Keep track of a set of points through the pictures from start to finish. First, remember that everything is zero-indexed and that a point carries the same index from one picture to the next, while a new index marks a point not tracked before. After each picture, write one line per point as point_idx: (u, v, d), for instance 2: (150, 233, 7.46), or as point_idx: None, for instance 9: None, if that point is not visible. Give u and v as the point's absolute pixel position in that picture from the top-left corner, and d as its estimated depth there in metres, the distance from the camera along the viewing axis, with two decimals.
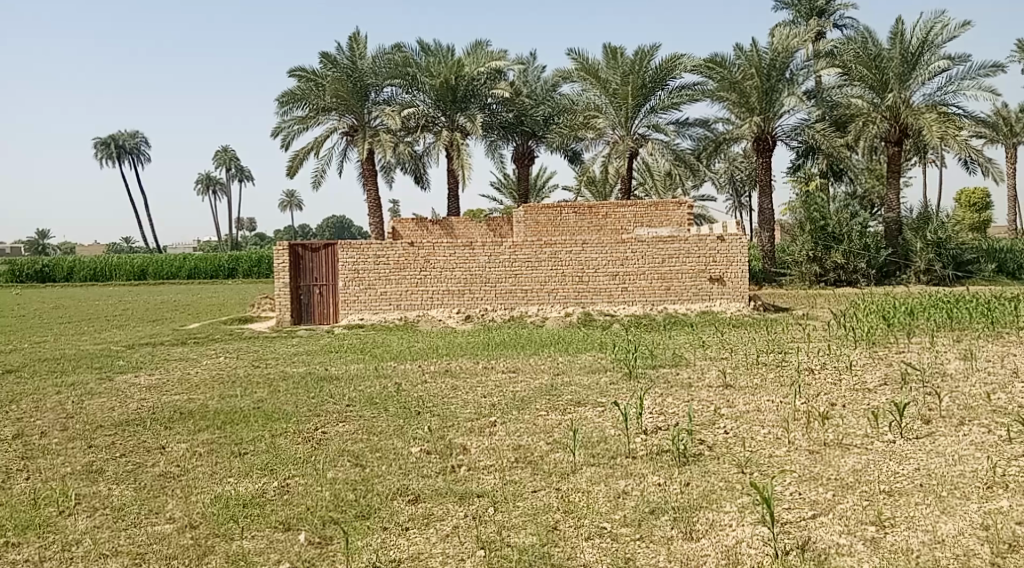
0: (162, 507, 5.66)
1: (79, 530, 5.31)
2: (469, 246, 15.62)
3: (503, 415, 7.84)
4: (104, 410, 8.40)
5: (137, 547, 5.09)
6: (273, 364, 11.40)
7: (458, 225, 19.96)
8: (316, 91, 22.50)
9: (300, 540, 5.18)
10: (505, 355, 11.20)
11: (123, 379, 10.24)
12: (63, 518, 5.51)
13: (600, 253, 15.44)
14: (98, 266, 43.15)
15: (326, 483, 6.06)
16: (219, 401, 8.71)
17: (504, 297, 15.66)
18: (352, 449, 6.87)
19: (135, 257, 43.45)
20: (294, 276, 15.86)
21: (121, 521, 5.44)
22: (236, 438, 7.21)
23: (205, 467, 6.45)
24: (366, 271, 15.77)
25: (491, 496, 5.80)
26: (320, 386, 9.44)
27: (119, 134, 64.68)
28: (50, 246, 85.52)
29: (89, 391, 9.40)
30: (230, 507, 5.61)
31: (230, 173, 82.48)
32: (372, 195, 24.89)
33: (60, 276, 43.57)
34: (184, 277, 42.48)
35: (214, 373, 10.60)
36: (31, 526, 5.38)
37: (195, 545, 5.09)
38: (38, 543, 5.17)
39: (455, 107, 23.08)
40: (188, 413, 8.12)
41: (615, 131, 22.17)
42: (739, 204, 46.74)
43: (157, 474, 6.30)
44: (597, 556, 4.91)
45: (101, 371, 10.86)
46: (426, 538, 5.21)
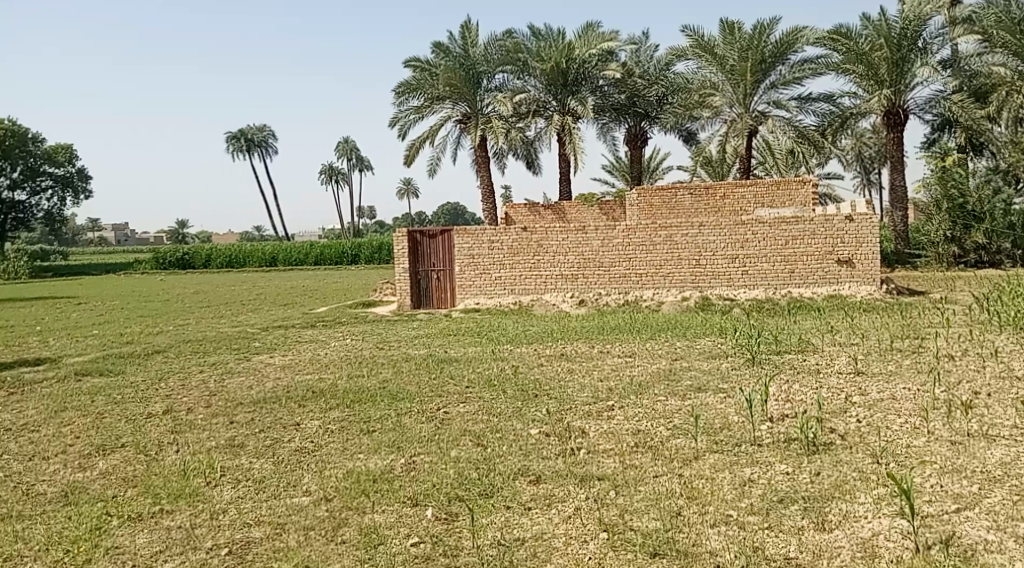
0: (298, 481, 5.87)
1: (225, 501, 5.56)
2: (582, 229, 15.54)
3: (622, 399, 7.77)
4: (243, 388, 8.83)
5: (278, 517, 5.28)
6: (396, 345, 11.68)
7: (570, 209, 19.91)
8: (431, 81, 22.99)
9: (428, 515, 5.26)
10: (623, 339, 11.10)
11: (260, 359, 10.72)
12: (210, 489, 5.76)
13: (719, 236, 15.07)
14: (233, 254, 45.35)
15: (450, 462, 6.16)
16: (347, 380, 8.99)
17: (619, 281, 15.49)
18: (473, 430, 6.94)
19: (267, 245, 45.42)
20: (413, 261, 16.29)
21: (263, 492, 5.68)
22: (365, 416, 7.42)
23: (337, 443, 6.66)
24: (481, 256, 15.95)
25: (612, 480, 5.75)
26: (440, 368, 9.61)
27: (248, 127, 67.67)
28: (190, 236, 90.53)
29: (229, 370, 9.88)
30: (362, 482, 5.78)
31: (352, 163, 85.01)
32: (485, 182, 25.10)
33: (199, 263, 45.71)
34: (311, 264, 44.13)
35: (342, 354, 10.97)
36: (182, 495, 5.63)
37: (330, 516, 5.26)
38: (189, 511, 5.40)
39: (567, 91, 22.87)
40: (319, 392, 8.42)
41: (733, 110, 21.52)
42: (869, 182, 44.74)
43: (293, 449, 6.55)
44: (723, 544, 4.80)
45: (240, 351, 11.41)
46: (548, 518, 5.22)
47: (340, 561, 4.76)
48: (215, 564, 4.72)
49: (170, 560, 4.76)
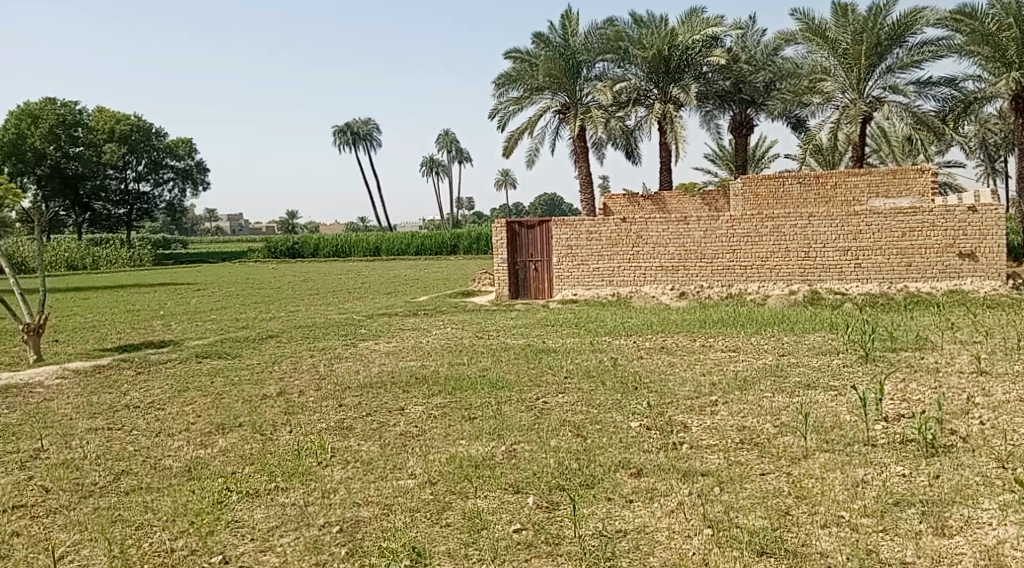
0: (403, 464, 5.98)
1: (335, 480, 5.72)
2: (684, 220, 15.29)
3: (726, 394, 7.61)
4: (351, 372, 9.07)
5: (385, 498, 5.40)
6: (496, 335, 11.76)
7: (671, 200, 19.61)
8: (530, 72, 23.05)
9: (530, 502, 5.28)
10: (728, 333, 10.88)
11: (366, 345, 10.98)
12: (321, 469, 5.94)
13: (830, 228, 14.57)
14: (340, 243, 46.60)
15: (551, 451, 6.16)
16: (448, 368, 9.12)
17: (721, 273, 15.19)
18: (573, 420, 6.92)
19: (372, 235, 46.53)
20: (511, 252, 16.39)
21: (370, 473, 5.82)
22: (466, 403, 7.51)
23: (440, 429, 6.76)
24: (579, 247, 15.90)
25: (717, 476, 5.65)
26: (540, 358, 9.63)
27: (354, 121, 69.36)
28: (298, 226, 93.46)
29: (337, 355, 10.17)
30: (464, 467, 5.85)
31: (453, 155, 86.05)
32: (584, 172, 24.97)
33: (307, 252, 47.13)
34: (413, 253, 44.93)
35: (444, 342, 11.12)
36: (296, 474, 5.82)
37: (435, 499, 5.35)
38: (302, 489, 5.57)
39: (669, 79, 22.46)
40: (422, 378, 8.57)
41: (845, 95, 20.76)
42: (991, 170, 42.45)
43: (398, 433, 6.68)
44: (835, 545, 4.65)
45: (348, 337, 11.72)
46: (650, 512, 5.17)
47: (446, 544, 4.81)
48: (327, 540, 4.85)
49: (285, 535, 4.91)
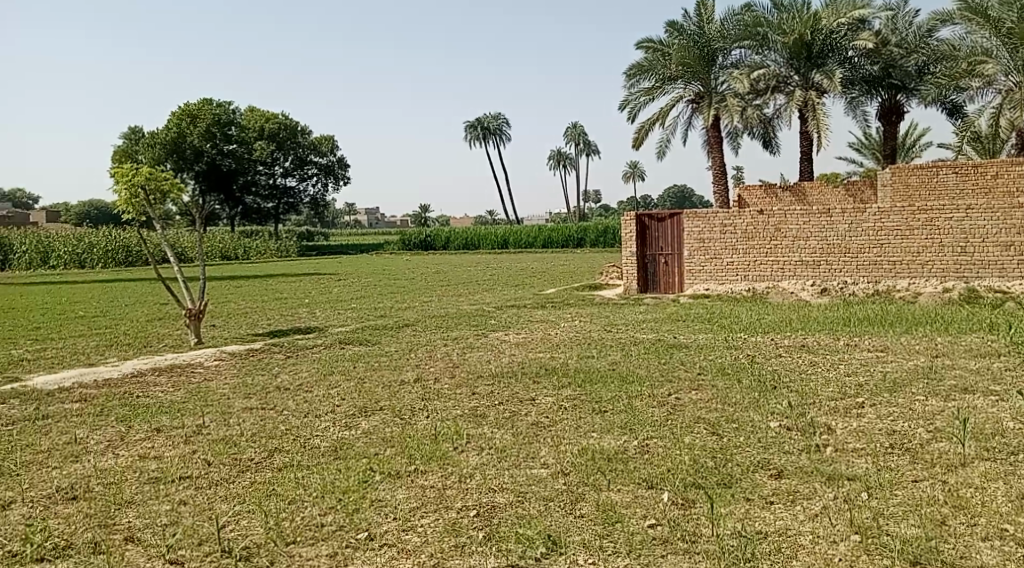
0: (536, 453, 6.02)
1: (471, 466, 5.81)
2: (827, 212, 14.72)
3: (873, 396, 7.28)
4: (483, 362, 9.21)
5: (519, 486, 5.45)
6: (625, 329, 11.68)
7: (811, 192, 18.91)
8: (663, 62, 22.67)
9: (664, 498, 5.21)
10: (872, 332, 10.40)
11: (496, 336, 11.13)
12: (457, 453, 6.06)
13: (990, 222, 13.68)
14: (469, 236, 47.46)
15: (685, 448, 6.06)
16: (578, 360, 9.13)
17: (867, 269, 14.52)
18: (708, 418, 6.78)
19: (500, 228, 47.16)
20: (641, 245, 16.25)
21: (505, 461, 5.88)
22: (597, 396, 7.49)
23: (571, 420, 6.77)
24: (713, 240, 15.57)
25: (864, 481, 5.41)
26: (672, 353, 9.49)
27: (485, 116, 70.40)
28: (429, 220, 95.76)
29: (468, 345, 10.36)
30: (597, 460, 5.83)
31: (581, 148, 85.97)
32: (718, 164, 24.39)
33: (439, 245, 48.19)
34: (540, 246, 45.23)
35: (573, 335, 11.13)
36: (434, 457, 5.96)
37: (568, 490, 5.35)
38: (440, 472, 5.69)
39: (811, 64, 21.68)
40: (552, 370, 8.61)
41: (1009, 78, 19.46)
42: None
43: (530, 423, 6.73)
44: (999, 560, 4.38)
45: (478, 328, 11.91)
46: (793, 514, 5.00)
47: (582, 534, 4.77)
48: (465, 523, 4.91)
49: (426, 516, 5.02)
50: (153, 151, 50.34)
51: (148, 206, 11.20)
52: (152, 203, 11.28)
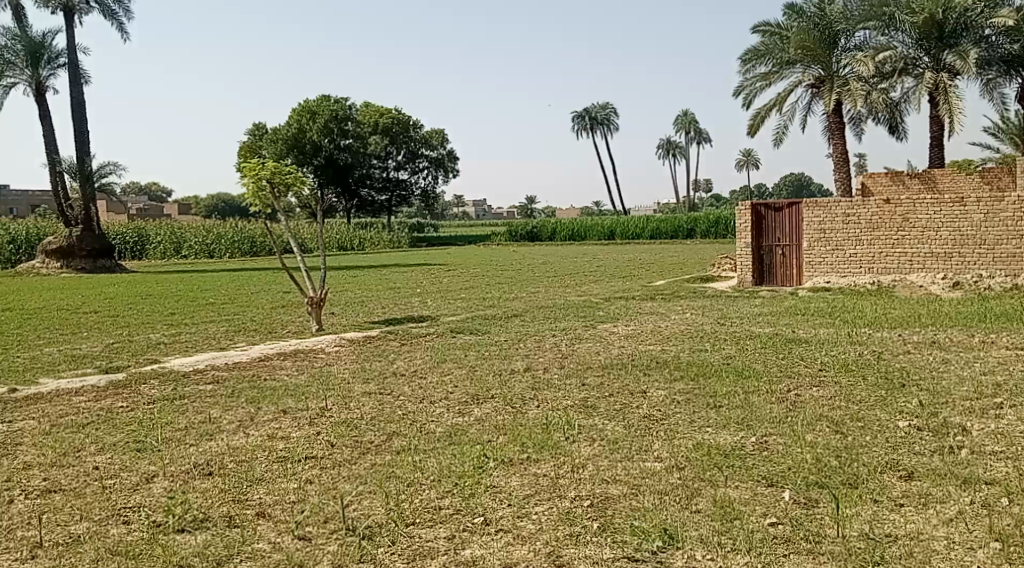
0: (650, 446, 5.97)
1: (584, 456, 5.80)
2: (960, 201, 13.98)
3: (1011, 397, 6.88)
4: (593, 353, 9.17)
5: (633, 478, 5.40)
6: (739, 322, 11.40)
7: (941, 180, 17.99)
8: (781, 46, 22.38)
9: (785, 497, 5.06)
10: (1006, 328, 9.83)
11: (605, 327, 11.06)
12: (570, 444, 6.05)
13: None
14: (575, 227, 47.37)
15: (806, 446, 5.88)
16: (691, 353, 8.98)
17: (1004, 262, 13.72)
18: (831, 415, 6.55)
19: (608, 219, 46.89)
20: (757, 236, 15.78)
21: (618, 453, 5.85)
22: (712, 390, 7.35)
23: (685, 414, 6.67)
24: (834, 231, 15.01)
25: (1004, 486, 5.12)
26: (790, 348, 9.22)
27: (593, 106, 70.11)
28: (536, 211, 96.07)
29: (577, 336, 10.33)
30: (713, 455, 5.72)
31: (692, 137, 84.47)
32: (839, 151, 23.51)
33: (546, 236, 48.26)
34: (648, 238, 44.77)
35: (685, 327, 10.95)
36: (547, 446, 5.98)
37: (683, 485, 5.27)
38: (553, 462, 5.70)
39: (942, 45, 20.49)
40: (665, 362, 8.50)
41: None
42: None
43: (642, 415, 6.67)
44: None
45: (586, 319, 11.86)
46: (925, 518, 4.78)
47: (699, 529, 4.69)
48: (579, 513, 4.90)
49: (540, 504, 5.03)
50: (275, 146, 52.29)
51: (273, 199, 11.62)
52: (277, 197, 11.69)
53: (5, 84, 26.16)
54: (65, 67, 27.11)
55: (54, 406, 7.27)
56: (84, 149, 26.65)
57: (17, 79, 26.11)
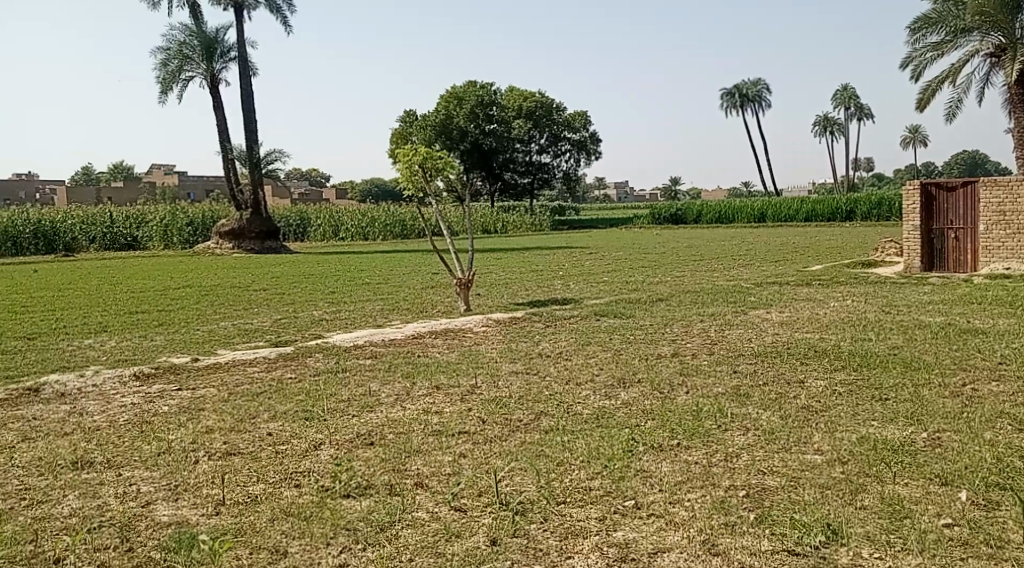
0: (809, 438, 5.76)
1: (738, 445, 5.66)
2: None
3: None
4: (744, 339, 8.93)
5: (792, 470, 5.23)
6: (905, 310, 10.79)
7: None
8: (955, 13, 20.77)
9: (961, 498, 4.76)
10: None
11: (757, 313, 10.74)
12: (723, 432, 5.92)
13: None
14: (723, 209, 46.20)
15: (984, 444, 5.50)
16: (853, 342, 8.59)
17: None
18: (1013, 413, 6.10)
19: (758, 201, 45.46)
20: (926, 219, 14.85)
21: (775, 443, 5.67)
22: (876, 382, 6.99)
23: (847, 406, 6.38)
24: (1014, 213, 13.92)
25: None
26: (964, 339, 8.65)
27: (743, 83, 67.99)
28: (683, 193, 94.34)
29: (728, 322, 10.09)
30: (880, 450, 5.45)
31: (850, 113, 80.42)
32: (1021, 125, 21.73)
33: (691, 219, 47.19)
34: (802, 220, 43.10)
35: (845, 315, 10.47)
36: (700, 433, 5.87)
37: (847, 480, 5.05)
38: (705, 449, 5.59)
39: None
40: (824, 351, 8.16)
41: None
42: None
43: (800, 406, 6.43)
44: None
45: (737, 304, 11.55)
46: None
47: (866, 526, 4.49)
48: (735, 503, 4.79)
49: (693, 491, 4.95)
50: (425, 132, 53.61)
51: (425, 182, 11.91)
52: (429, 181, 11.96)
53: (183, 78, 28.04)
54: (235, 60, 28.74)
55: (231, 376, 7.78)
56: (252, 138, 28.23)
57: (194, 73, 27.91)
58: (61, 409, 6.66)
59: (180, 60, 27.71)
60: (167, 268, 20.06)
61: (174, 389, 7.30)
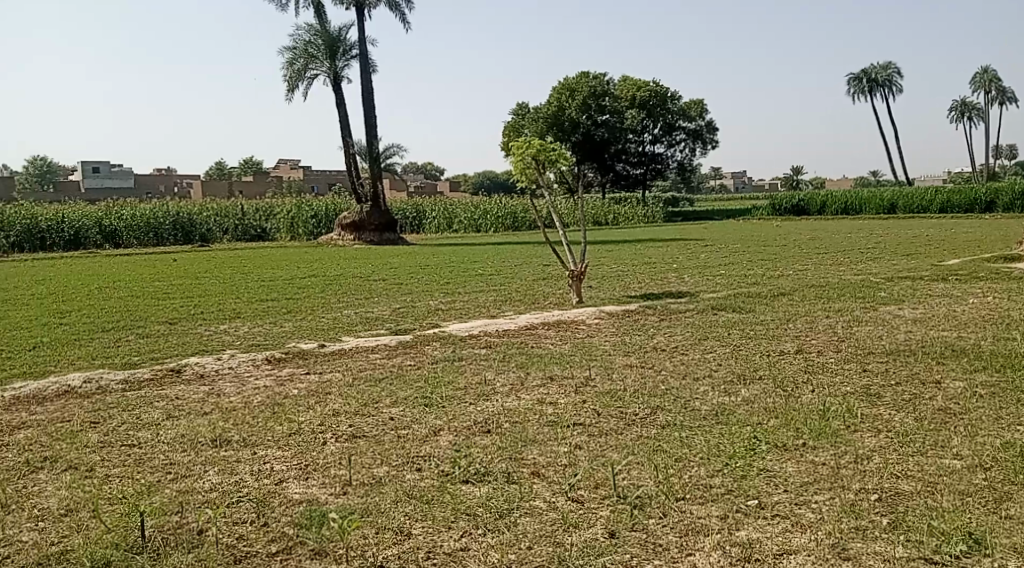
0: (947, 442, 5.46)
1: (868, 447, 5.43)
2: None
3: None
4: (873, 337, 8.55)
5: (929, 475, 4.97)
6: None
7: None
8: None
9: None
10: None
11: (887, 309, 10.27)
12: (852, 433, 5.69)
13: None
14: (850, 200, 44.42)
15: None
16: (994, 342, 8.09)
17: None
18: None
19: (888, 191, 43.48)
20: None
21: (909, 446, 5.41)
22: (1021, 385, 6.56)
23: (989, 410, 6.02)
24: None
25: None
26: None
27: (873, 67, 65.10)
28: (806, 182, 91.24)
29: (856, 318, 9.68)
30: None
31: (990, 97, 75.81)
32: None
33: (815, 209, 45.68)
34: (936, 211, 40.94)
35: (985, 312, 9.88)
36: (827, 433, 5.66)
37: (990, 487, 4.77)
38: (832, 450, 5.39)
39: None
40: (962, 351, 7.73)
41: None
42: None
43: (936, 408, 6.11)
44: None
45: (866, 300, 11.07)
46: None
47: (1011, 537, 4.23)
48: (866, 507, 4.60)
49: (820, 493, 4.78)
50: (538, 124, 53.73)
51: (538, 175, 11.86)
52: (542, 174, 11.91)
53: (309, 76, 29.01)
54: (357, 58, 29.52)
55: (355, 362, 8.02)
56: (372, 133, 28.94)
57: (318, 71, 28.85)
58: (200, 389, 7.02)
59: (306, 58, 28.69)
60: (292, 258, 20.87)
61: (302, 373, 7.59)
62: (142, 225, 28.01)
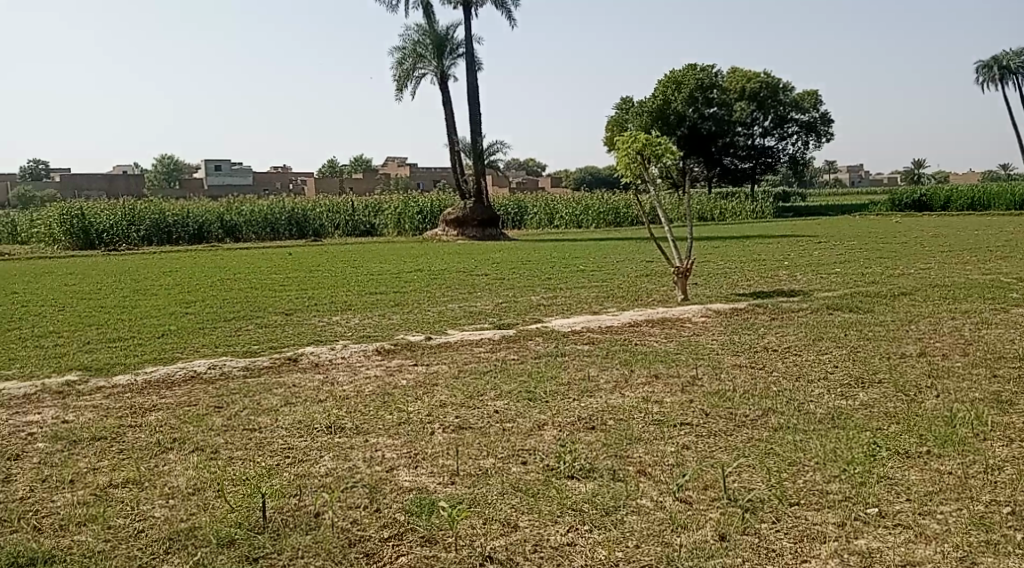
0: None
1: (999, 457, 5.15)
2: None
3: None
4: (1003, 341, 8.10)
5: None
6: None
7: None
8: None
9: None
10: None
11: (1019, 311, 9.72)
12: (980, 441, 5.41)
13: None
14: (976, 195, 42.25)
15: None
16: None
17: None
18: None
19: (1018, 186, 41.27)
20: None
21: None
22: None
23: None
24: None
25: None
26: None
27: (1004, 54, 61.66)
28: (927, 177, 87.31)
29: (984, 320, 9.20)
30: None
31: None
32: None
33: (938, 205, 43.78)
34: None
35: None
36: (953, 441, 5.40)
37: None
38: (960, 459, 5.13)
39: None
40: None
41: None
42: None
43: None
44: None
45: (995, 301, 10.50)
46: None
47: None
48: (997, 520, 4.37)
49: (946, 504, 4.57)
50: (641, 119, 53.03)
51: (644, 171, 11.69)
52: (648, 169, 11.74)
53: (417, 75, 29.54)
54: (463, 56, 29.86)
55: (461, 354, 8.13)
56: (477, 129, 29.21)
57: (426, 70, 29.34)
58: (315, 377, 7.25)
59: (415, 58, 29.20)
60: (399, 253, 21.29)
61: (411, 364, 7.74)
62: (260, 221, 29.14)
